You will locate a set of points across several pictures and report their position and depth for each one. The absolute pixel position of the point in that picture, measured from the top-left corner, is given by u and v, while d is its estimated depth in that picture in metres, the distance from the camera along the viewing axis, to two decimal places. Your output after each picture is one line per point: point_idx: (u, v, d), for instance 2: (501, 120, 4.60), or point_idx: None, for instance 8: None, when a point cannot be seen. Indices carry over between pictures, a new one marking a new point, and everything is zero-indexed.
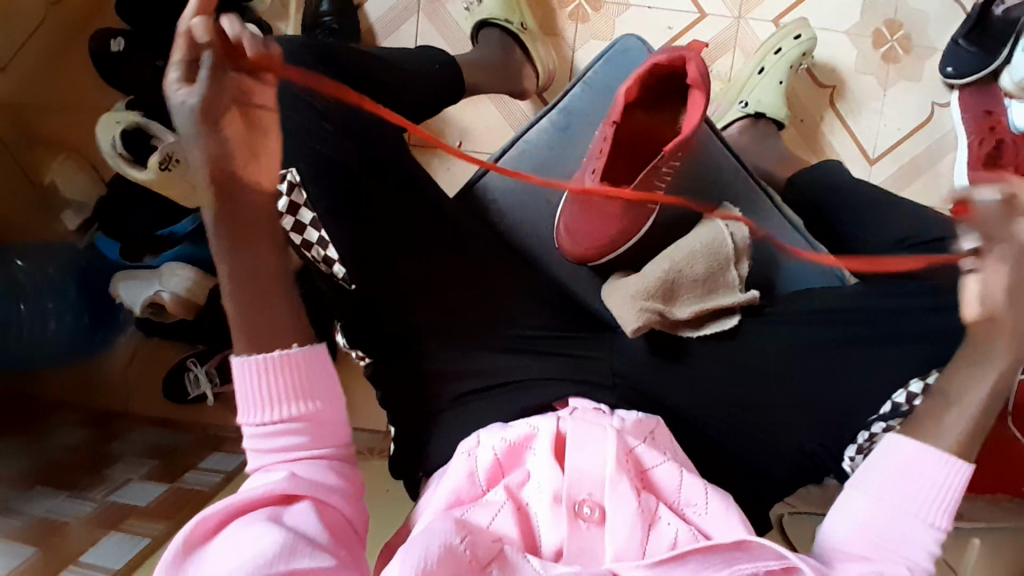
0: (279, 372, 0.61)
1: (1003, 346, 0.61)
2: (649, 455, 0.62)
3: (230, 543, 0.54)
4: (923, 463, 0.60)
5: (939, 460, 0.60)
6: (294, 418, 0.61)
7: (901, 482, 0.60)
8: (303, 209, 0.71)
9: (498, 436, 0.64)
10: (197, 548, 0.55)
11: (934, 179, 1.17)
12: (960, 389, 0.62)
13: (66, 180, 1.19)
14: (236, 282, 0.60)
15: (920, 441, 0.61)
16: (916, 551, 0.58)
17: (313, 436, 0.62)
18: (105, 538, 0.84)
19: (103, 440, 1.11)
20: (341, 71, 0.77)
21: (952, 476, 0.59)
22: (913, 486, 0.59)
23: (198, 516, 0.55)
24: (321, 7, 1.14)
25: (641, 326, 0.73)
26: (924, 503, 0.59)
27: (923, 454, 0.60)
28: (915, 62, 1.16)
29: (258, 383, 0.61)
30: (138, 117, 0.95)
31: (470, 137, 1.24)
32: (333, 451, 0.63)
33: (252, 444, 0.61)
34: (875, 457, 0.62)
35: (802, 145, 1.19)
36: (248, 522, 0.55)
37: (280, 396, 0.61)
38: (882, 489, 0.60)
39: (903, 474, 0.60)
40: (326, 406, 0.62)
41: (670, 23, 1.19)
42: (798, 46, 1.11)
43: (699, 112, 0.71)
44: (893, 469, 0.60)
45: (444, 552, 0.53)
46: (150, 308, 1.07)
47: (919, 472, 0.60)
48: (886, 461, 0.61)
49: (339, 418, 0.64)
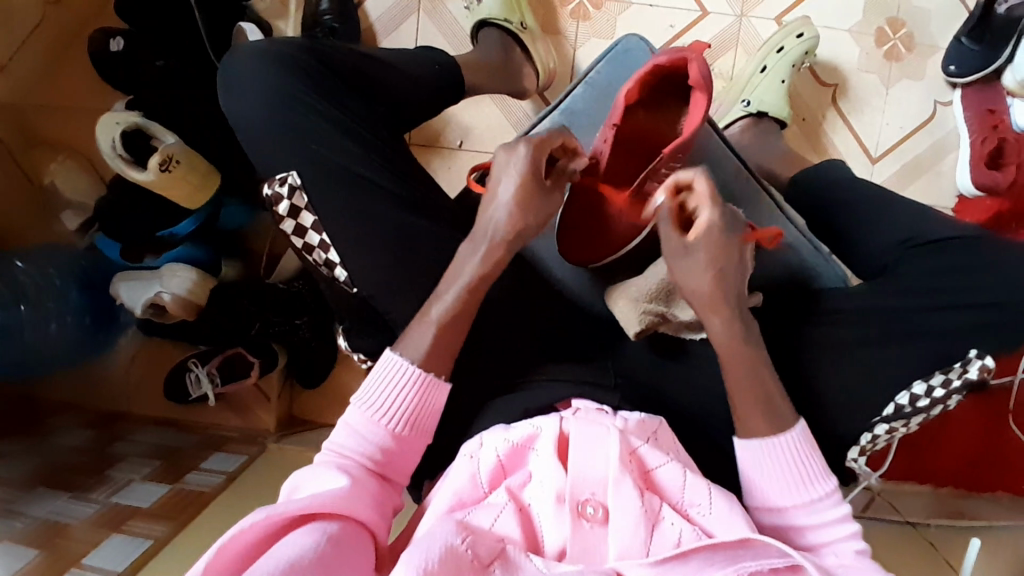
0: (388, 389, 0.65)
1: (718, 330, 0.65)
2: (653, 456, 0.62)
3: (290, 543, 0.53)
4: (774, 456, 0.63)
5: (780, 445, 0.63)
6: (385, 434, 0.64)
7: (776, 483, 0.63)
8: (304, 213, 0.71)
9: (501, 437, 0.63)
10: (252, 539, 0.53)
11: (936, 177, 1.17)
12: (727, 376, 0.65)
13: (65, 179, 1.17)
14: (445, 329, 0.67)
15: (760, 437, 0.64)
16: (841, 532, 0.62)
17: (390, 456, 0.65)
18: (108, 539, 0.84)
19: (104, 442, 1.10)
20: (341, 73, 0.76)
21: (803, 452, 0.63)
22: (790, 481, 0.63)
23: (272, 508, 0.54)
24: (321, 6, 1.13)
25: (644, 329, 0.72)
26: (810, 490, 0.63)
27: (765, 447, 0.63)
28: (917, 60, 1.15)
29: (376, 395, 0.65)
30: (139, 118, 0.94)
31: (471, 136, 1.24)
32: (395, 479, 0.66)
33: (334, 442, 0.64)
34: (742, 469, 0.65)
35: (803, 143, 1.19)
36: (312, 529, 0.55)
37: (393, 417, 0.65)
38: (769, 495, 0.64)
39: (770, 474, 0.63)
40: (414, 435, 0.66)
41: (671, 21, 1.19)
42: (801, 44, 1.10)
43: (701, 113, 0.70)
44: (763, 469, 0.64)
45: (446, 554, 0.53)
46: (150, 309, 1.06)
47: (787, 464, 0.63)
48: (753, 466, 0.64)
49: (417, 450, 0.66)
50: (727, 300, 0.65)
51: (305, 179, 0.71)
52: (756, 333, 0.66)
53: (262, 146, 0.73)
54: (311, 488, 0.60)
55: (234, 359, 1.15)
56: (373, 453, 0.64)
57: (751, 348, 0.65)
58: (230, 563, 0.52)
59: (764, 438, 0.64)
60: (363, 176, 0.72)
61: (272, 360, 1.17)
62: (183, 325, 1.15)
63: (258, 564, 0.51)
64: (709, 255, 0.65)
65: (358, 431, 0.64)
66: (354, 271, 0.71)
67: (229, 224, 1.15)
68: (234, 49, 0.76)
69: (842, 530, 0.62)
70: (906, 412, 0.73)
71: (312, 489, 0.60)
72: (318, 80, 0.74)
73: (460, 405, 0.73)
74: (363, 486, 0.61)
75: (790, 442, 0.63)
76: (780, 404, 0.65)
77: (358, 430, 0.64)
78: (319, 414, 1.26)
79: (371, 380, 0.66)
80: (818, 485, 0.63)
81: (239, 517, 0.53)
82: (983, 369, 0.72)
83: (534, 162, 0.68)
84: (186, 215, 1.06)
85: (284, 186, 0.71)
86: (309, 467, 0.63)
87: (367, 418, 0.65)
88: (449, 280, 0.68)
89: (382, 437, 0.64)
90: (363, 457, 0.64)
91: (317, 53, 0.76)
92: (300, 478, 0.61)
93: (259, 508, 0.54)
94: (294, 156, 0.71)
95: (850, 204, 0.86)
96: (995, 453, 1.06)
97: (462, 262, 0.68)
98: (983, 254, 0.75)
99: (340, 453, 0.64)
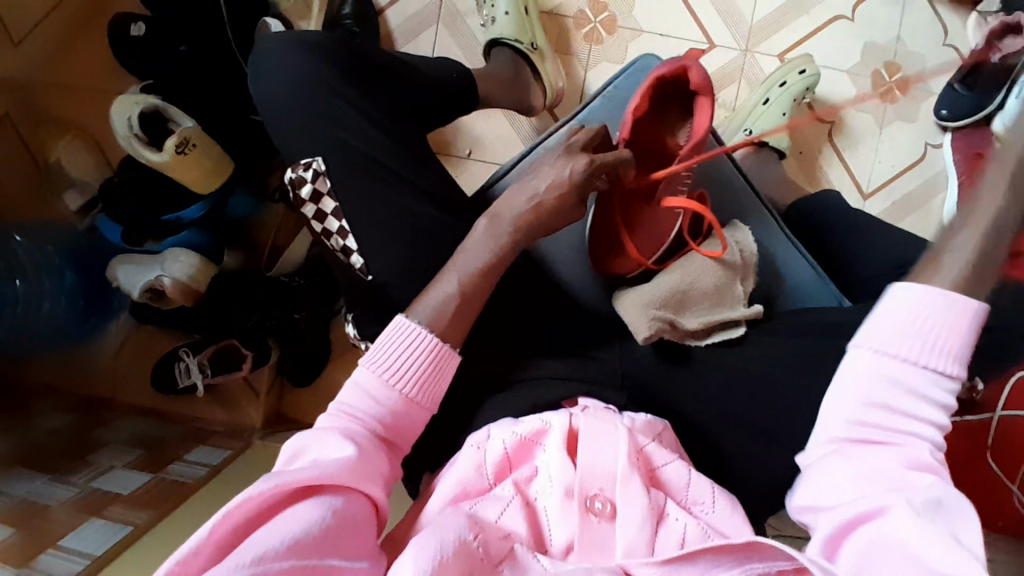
0: (404, 353, 0.65)
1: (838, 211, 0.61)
2: (659, 455, 0.63)
3: (291, 516, 0.53)
4: (938, 308, 0.53)
5: (943, 305, 0.54)
6: (393, 398, 0.64)
7: (922, 334, 0.53)
8: (325, 199, 0.72)
9: (509, 430, 0.63)
10: (257, 507, 0.53)
11: (925, 216, 1.21)
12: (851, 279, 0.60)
13: (72, 158, 1.16)
14: (457, 319, 0.68)
15: (923, 291, 0.54)
16: (949, 416, 0.54)
17: (395, 421, 0.64)
18: (88, 523, 0.82)
19: (88, 426, 1.08)
20: (363, 66, 0.78)
21: (965, 320, 0.54)
22: (935, 345, 0.53)
23: (280, 477, 0.54)
24: (343, 10, 1.17)
25: (652, 335, 0.73)
26: (953, 360, 0.53)
27: (931, 299, 0.54)
28: (912, 103, 1.22)
29: (388, 356, 0.65)
30: (158, 101, 0.95)
31: (480, 146, 1.26)
32: (398, 445, 0.65)
33: (346, 405, 0.64)
34: (888, 314, 0.55)
35: (799, 174, 1.23)
36: (317, 499, 0.55)
37: (405, 381, 0.65)
38: (906, 344, 0.54)
39: (923, 325, 0.53)
40: (420, 404, 0.65)
41: (679, 51, 1.23)
42: (803, 80, 1.15)
43: (707, 117, 0.76)
44: (914, 323, 0.54)
45: (457, 550, 0.53)
46: (148, 294, 1.05)
47: (940, 324, 0.54)
48: (909, 319, 0.54)
49: (419, 419, 0.66)
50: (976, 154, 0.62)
51: (329, 165, 0.72)
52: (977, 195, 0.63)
53: (287, 133, 0.75)
54: (317, 452, 0.59)
55: (225, 349, 1.13)
56: (381, 417, 0.64)
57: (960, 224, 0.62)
58: (236, 528, 0.52)
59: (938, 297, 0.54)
60: (386, 167, 0.73)
61: (264, 355, 1.16)
62: (178, 313, 1.14)
63: (259, 537, 0.51)
64: None
65: (368, 391, 0.64)
66: (370, 258, 0.72)
67: (237, 211, 1.14)
68: (261, 39, 0.78)
69: (951, 418, 0.54)
70: None
71: (317, 453, 0.59)
72: (344, 72, 0.76)
73: (465, 400, 0.74)
74: (369, 453, 0.61)
75: (963, 308, 0.54)
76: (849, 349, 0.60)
77: (369, 392, 0.64)
78: (308, 414, 1.23)
79: (383, 342, 0.66)
80: (960, 360, 0.54)
81: (248, 484, 0.53)
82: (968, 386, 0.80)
83: (584, 175, 0.71)
84: (197, 201, 1.05)
85: (308, 171, 0.72)
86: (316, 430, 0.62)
87: (377, 383, 0.64)
88: (454, 264, 0.69)
89: (389, 402, 0.64)
90: (371, 420, 0.63)
91: (345, 45, 0.77)
92: (306, 441, 0.60)
93: (267, 476, 0.54)
94: (319, 145, 0.73)
95: (848, 230, 0.90)
96: None
97: (473, 247, 0.69)
98: None
99: (347, 413, 0.64)
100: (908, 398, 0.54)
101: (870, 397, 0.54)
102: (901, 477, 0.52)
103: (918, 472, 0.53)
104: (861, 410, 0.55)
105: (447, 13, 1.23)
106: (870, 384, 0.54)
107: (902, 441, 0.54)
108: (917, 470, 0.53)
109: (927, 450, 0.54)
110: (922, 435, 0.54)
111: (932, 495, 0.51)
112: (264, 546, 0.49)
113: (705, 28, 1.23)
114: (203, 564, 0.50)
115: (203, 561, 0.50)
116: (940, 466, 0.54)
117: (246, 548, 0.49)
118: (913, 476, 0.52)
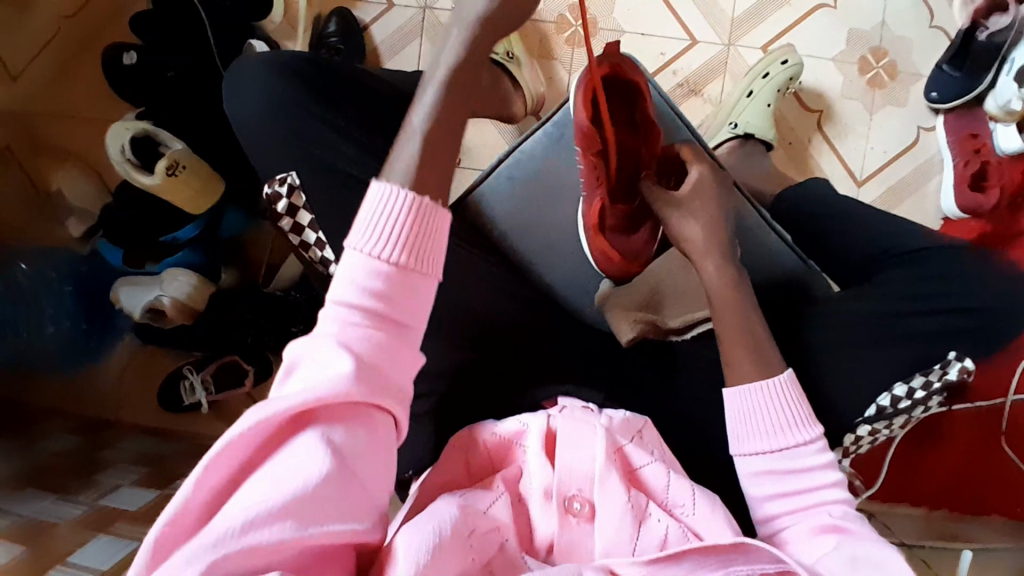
0: (387, 216, 0.53)
1: (712, 275, 0.71)
2: (637, 455, 0.63)
3: (287, 461, 0.47)
4: (760, 398, 0.65)
5: (765, 390, 0.65)
6: (377, 266, 0.52)
7: (761, 425, 0.65)
8: (301, 211, 0.73)
9: (490, 430, 0.64)
10: (247, 448, 0.47)
11: (920, 200, 1.20)
12: (717, 317, 0.69)
13: (72, 187, 1.20)
14: None
15: (748, 382, 0.66)
16: (826, 479, 0.63)
17: (387, 299, 0.52)
18: (94, 539, 0.83)
19: (95, 446, 1.10)
20: (337, 82, 0.80)
21: (791, 396, 0.65)
22: (774, 429, 0.64)
23: (272, 407, 0.47)
24: (329, 28, 1.20)
25: (635, 336, 0.75)
26: (794, 435, 0.64)
27: (746, 392, 0.66)
28: (900, 87, 1.20)
29: (374, 228, 0.53)
30: (147, 125, 0.98)
31: (469, 154, 1.27)
32: (407, 328, 0.53)
33: (334, 294, 0.52)
34: (730, 416, 0.67)
35: (788, 165, 1.22)
36: (315, 431, 0.48)
37: (392, 245, 0.53)
38: (753, 439, 0.65)
39: (756, 417, 0.65)
40: (409, 265, 0.53)
41: (662, 49, 1.24)
42: (785, 70, 1.15)
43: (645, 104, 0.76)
44: (743, 419, 0.66)
45: (453, 535, 0.52)
46: (149, 314, 1.08)
47: (774, 410, 0.65)
48: (743, 414, 0.66)
49: (419, 288, 0.54)
50: (715, 244, 0.72)
51: (303, 179, 0.73)
52: (743, 279, 0.71)
53: (262, 151, 0.76)
54: (313, 365, 0.50)
55: (229, 365, 1.15)
56: (374, 294, 0.52)
57: (739, 308, 0.69)
58: (233, 470, 0.47)
59: (748, 383, 0.66)
60: (359, 179, 0.74)
61: (266, 369, 1.17)
62: (180, 332, 1.16)
63: (251, 490, 0.45)
64: (697, 205, 0.74)
65: (360, 282, 0.52)
66: None
67: (230, 230, 1.18)
68: (239, 59, 0.80)
69: (830, 478, 0.63)
70: (887, 413, 0.75)
71: (315, 366, 0.50)
72: (318, 90, 0.78)
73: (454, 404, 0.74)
74: (373, 357, 0.51)
75: (776, 387, 0.65)
76: (775, 359, 0.67)
77: (355, 271, 0.52)
78: None
79: (364, 218, 0.54)
80: (805, 430, 0.64)
81: (238, 417, 0.47)
82: (963, 370, 0.75)
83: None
84: (191, 220, 1.07)
85: (283, 185, 0.74)
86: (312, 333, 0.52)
87: (365, 252, 0.53)
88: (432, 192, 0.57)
89: (379, 268, 0.52)
90: (362, 304, 0.52)
91: (318, 63, 0.79)
92: (304, 351, 0.52)
93: (259, 406, 0.47)
94: (294, 159, 0.74)
95: (831, 216, 0.89)
96: (981, 472, 1.07)
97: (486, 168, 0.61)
98: (951, 264, 0.79)
99: (343, 306, 0.52)
100: (780, 481, 0.64)
101: (753, 492, 0.65)
102: (820, 547, 0.58)
103: (827, 537, 0.59)
104: (763, 505, 0.64)
105: (430, 26, 1.25)
106: (746, 486, 0.65)
107: (808, 517, 0.62)
108: (825, 533, 0.59)
109: (830, 514, 0.61)
110: (815, 503, 0.62)
111: (847, 552, 0.56)
112: (262, 504, 0.44)
113: (686, 25, 1.23)
114: (200, 514, 0.45)
115: (199, 514, 0.45)
116: (846, 522, 0.60)
117: (245, 506, 0.44)
118: (822, 538, 0.59)
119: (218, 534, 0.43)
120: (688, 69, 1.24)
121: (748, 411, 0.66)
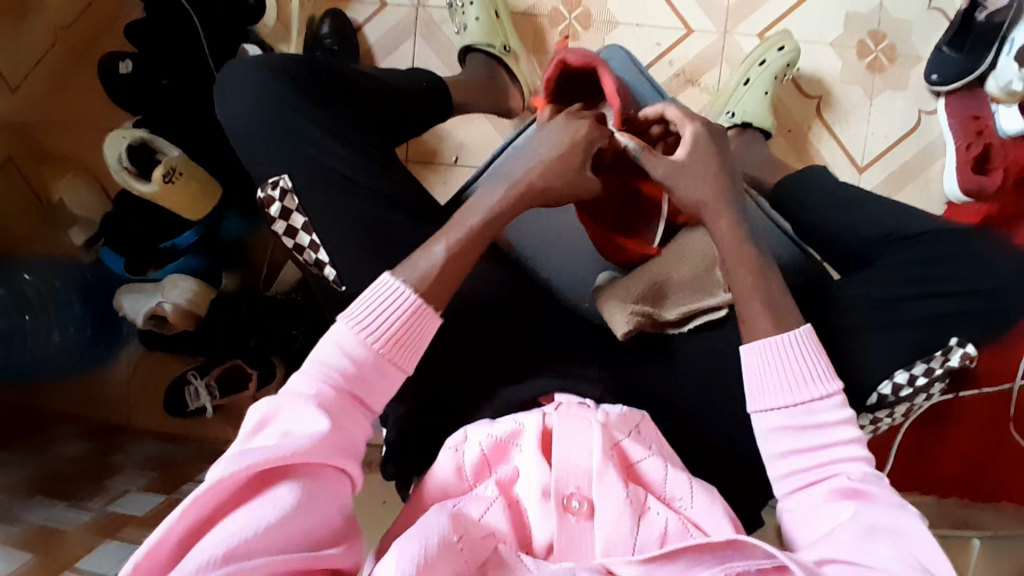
0: (372, 305, 0.61)
1: (722, 231, 0.68)
2: (635, 449, 0.62)
3: (262, 506, 0.50)
4: (778, 356, 0.63)
5: (783, 346, 0.64)
6: (356, 351, 0.59)
7: (779, 381, 0.63)
8: (294, 215, 0.73)
9: (484, 431, 0.63)
10: (224, 493, 0.51)
11: (924, 183, 1.18)
12: (732, 272, 0.68)
13: (73, 197, 1.24)
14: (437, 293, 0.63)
15: (765, 339, 0.64)
16: (844, 436, 0.61)
17: (362, 377, 0.59)
18: (102, 544, 0.84)
19: (103, 452, 1.12)
20: (329, 84, 0.80)
21: (808, 354, 0.63)
22: (792, 387, 0.62)
23: (250, 458, 0.51)
24: (322, 31, 1.20)
25: (632, 329, 0.74)
26: (813, 390, 0.62)
27: (764, 349, 0.64)
28: (900, 71, 1.19)
29: (365, 314, 0.60)
30: (145, 133, 0.99)
31: (466, 151, 1.27)
32: (375, 399, 0.60)
33: (312, 366, 0.59)
34: (746, 374, 0.65)
35: (789, 153, 1.21)
36: (288, 482, 0.52)
37: (378, 336, 0.60)
38: (769, 395, 0.63)
39: (774, 374, 0.63)
40: (381, 353, 0.59)
41: (657, 40, 1.23)
42: (782, 57, 1.13)
43: (609, 79, 0.76)
44: (762, 375, 0.64)
45: (440, 547, 0.52)
46: (151, 320, 1.09)
47: (791, 365, 0.63)
48: (760, 371, 0.64)
49: (388, 374, 0.60)
50: (720, 202, 0.69)
51: (295, 182, 0.73)
52: (756, 233, 0.69)
53: (256, 154, 0.76)
54: (288, 422, 0.55)
55: (231, 370, 1.15)
56: (349, 372, 0.59)
57: (751, 258, 0.68)
58: (205, 512, 0.51)
59: (762, 339, 0.64)
60: (353, 180, 0.74)
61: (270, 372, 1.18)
62: (184, 337, 1.17)
63: (229, 529, 0.49)
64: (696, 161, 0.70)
65: (343, 349, 0.59)
66: (342, 269, 0.73)
67: (232, 234, 1.18)
68: (230, 63, 0.80)
69: (850, 434, 0.61)
70: (889, 401, 0.75)
71: (287, 423, 0.55)
72: (310, 91, 0.78)
73: (453, 402, 0.73)
74: (344, 425, 0.57)
75: (788, 341, 0.64)
76: (788, 313, 0.66)
77: (340, 345, 0.59)
78: None
79: (361, 300, 0.61)
80: (823, 385, 0.62)
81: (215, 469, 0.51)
82: (965, 356, 0.76)
83: None
84: (191, 226, 1.08)
85: (275, 188, 0.74)
86: (290, 394, 0.58)
87: (353, 333, 0.59)
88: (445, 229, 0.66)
89: (361, 353, 0.59)
90: (339, 377, 0.58)
91: (310, 65, 0.80)
92: (275, 407, 0.56)
93: (236, 457, 0.52)
94: (286, 162, 0.74)
95: (830, 202, 0.88)
96: (994, 457, 1.05)
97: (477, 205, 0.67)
98: (955, 246, 0.78)
99: (320, 371, 0.58)
100: (799, 436, 0.62)
101: (769, 448, 0.63)
102: (836, 516, 0.58)
103: (847, 503, 0.58)
104: (781, 463, 0.62)
105: (423, 24, 1.25)
106: (761, 442, 0.63)
107: (822, 479, 0.60)
108: (843, 499, 0.59)
109: (850, 476, 0.59)
110: (832, 463, 0.60)
111: (865, 520, 0.56)
112: (235, 536, 0.48)
113: (681, 14, 1.22)
114: (173, 552, 0.49)
115: (173, 547, 0.49)
116: (866, 484, 0.59)
117: (221, 538, 0.48)
118: (840, 506, 0.58)
119: (197, 564, 0.47)
120: (684, 59, 1.22)
121: (765, 371, 0.64)
